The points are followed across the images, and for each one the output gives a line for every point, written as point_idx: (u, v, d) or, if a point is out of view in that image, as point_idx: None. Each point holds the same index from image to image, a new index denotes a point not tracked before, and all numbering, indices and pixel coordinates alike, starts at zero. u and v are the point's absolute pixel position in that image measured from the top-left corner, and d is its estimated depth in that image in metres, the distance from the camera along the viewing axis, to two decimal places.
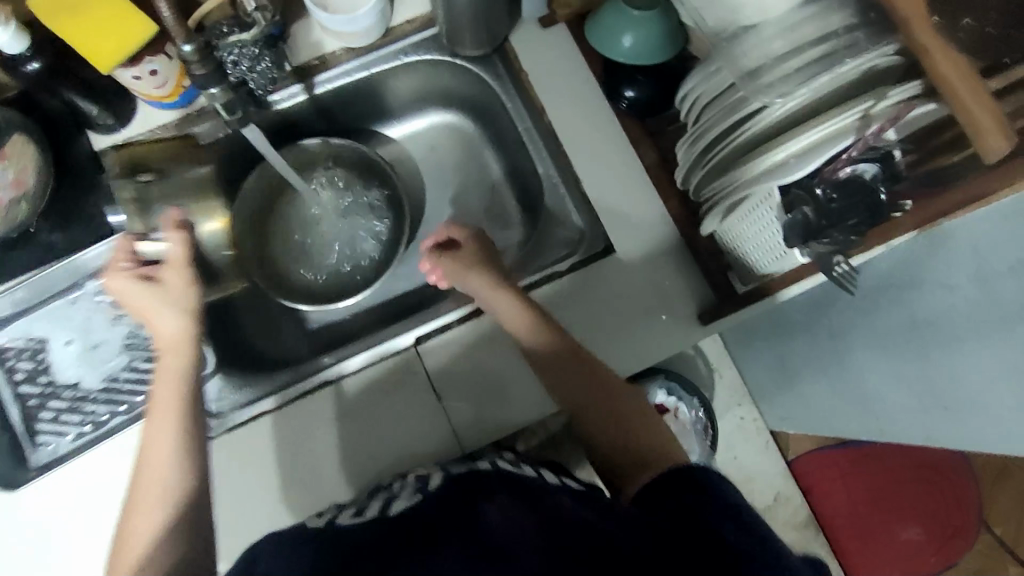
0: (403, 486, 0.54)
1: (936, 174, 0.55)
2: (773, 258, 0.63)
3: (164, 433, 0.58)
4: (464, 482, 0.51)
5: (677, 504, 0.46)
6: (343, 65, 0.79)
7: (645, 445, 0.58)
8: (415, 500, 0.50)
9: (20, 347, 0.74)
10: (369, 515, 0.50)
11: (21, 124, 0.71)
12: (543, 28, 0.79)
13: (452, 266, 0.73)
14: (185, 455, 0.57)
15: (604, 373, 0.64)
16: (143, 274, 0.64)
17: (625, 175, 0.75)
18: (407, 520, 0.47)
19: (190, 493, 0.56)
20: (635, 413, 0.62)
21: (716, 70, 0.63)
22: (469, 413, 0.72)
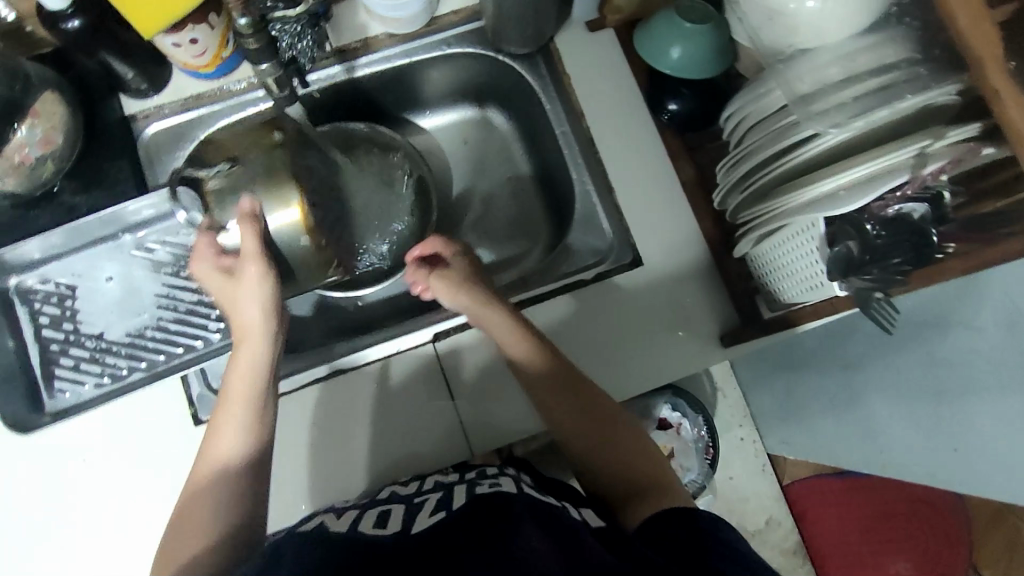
0: (421, 499, 0.55)
1: (976, 220, 0.52)
2: (801, 289, 0.62)
3: (228, 432, 0.58)
4: (489, 501, 0.51)
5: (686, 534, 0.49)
6: (383, 51, 0.78)
7: (645, 478, 0.58)
8: (437, 518, 0.50)
9: (52, 289, 0.72)
10: (391, 525, 0.50)
11: (54, 80, 0.68)
12: (590, 32, 0.78)
13: (436, 283, 0.66)
14: (245, 460, 0.57)
15: (598, 395, 0.63)
16: (224, 266, 0.63)
17: (659, 188, 0.74)
18: (431, 540, 0.47)
19: (242, 496, 0.56)
20: (629, 437, 0.61)
21: (767, 91, 0.61)
22: (477, 416, 0.71)
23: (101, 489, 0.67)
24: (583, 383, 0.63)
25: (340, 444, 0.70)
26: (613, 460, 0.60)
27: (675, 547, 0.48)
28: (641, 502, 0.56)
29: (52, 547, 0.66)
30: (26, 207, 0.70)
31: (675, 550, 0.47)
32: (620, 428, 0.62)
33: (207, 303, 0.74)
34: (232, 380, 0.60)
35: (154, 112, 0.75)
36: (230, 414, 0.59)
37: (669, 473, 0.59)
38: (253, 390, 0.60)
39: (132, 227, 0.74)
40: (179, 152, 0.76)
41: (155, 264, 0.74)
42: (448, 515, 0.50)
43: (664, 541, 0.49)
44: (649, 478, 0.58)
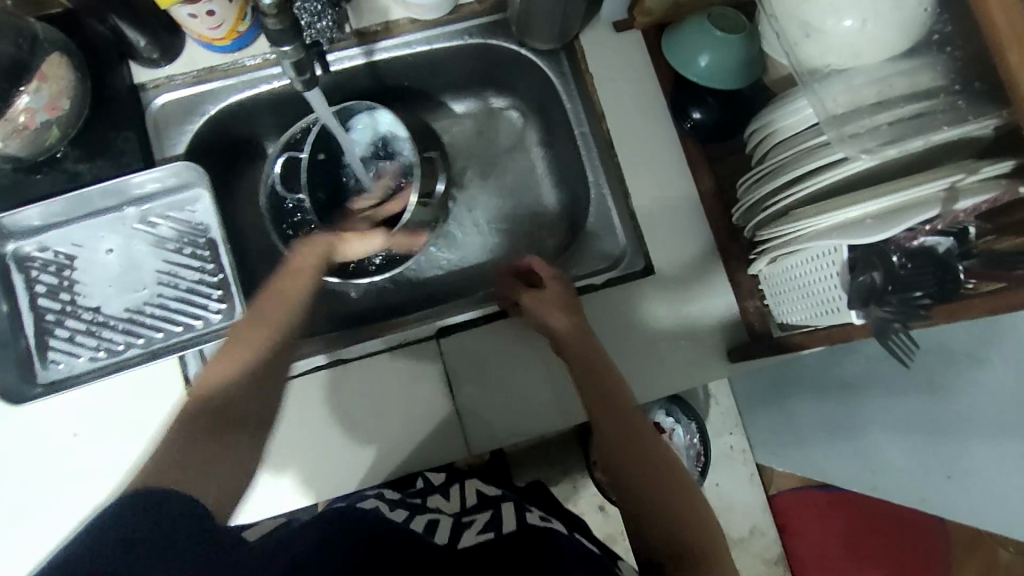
0: (469, 517, 0.59)
1: (994, 260, 0.50)
2: (816, 312, 0.61)
3: None
4: (535, 529, 0.54)
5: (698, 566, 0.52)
6: (404, 36, 0.76)
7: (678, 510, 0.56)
8: (485, 537, 0.53)
9: (50, 257, 0.71)
10: (435, 534, 0.54)
11: (62, 43, 0.66)
12: (616, 32, 0.76)
13: (540, 305, 0.68)
14: None
15: (639, 420, 0.62)
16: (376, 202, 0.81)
17: (675, 197, 0.73)
18: (477, 549, 0.51)
19: None
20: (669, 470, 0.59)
21: (798, 108, 0.60)
22: (484, 412, 0.71)
23: (91, 464, 0.66)
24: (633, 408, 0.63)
25: (339, 432, 0.70)
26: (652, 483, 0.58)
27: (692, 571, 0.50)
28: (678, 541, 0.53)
29: (38, 520, 0.65)
30: (26, 171, 0.67)
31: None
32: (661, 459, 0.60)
33: (209, 283, 0.72)
34: None
35: (165, 82, 0.73)
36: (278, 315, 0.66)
37: (708, 525, 0.56)
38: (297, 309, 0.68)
39: (137, 199, 0.72)
40: (188, 126, 0.74)
41: (158, 240, 0.73)
42: (494, 537, 0.52)
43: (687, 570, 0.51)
44: (689, 518, 0.55)
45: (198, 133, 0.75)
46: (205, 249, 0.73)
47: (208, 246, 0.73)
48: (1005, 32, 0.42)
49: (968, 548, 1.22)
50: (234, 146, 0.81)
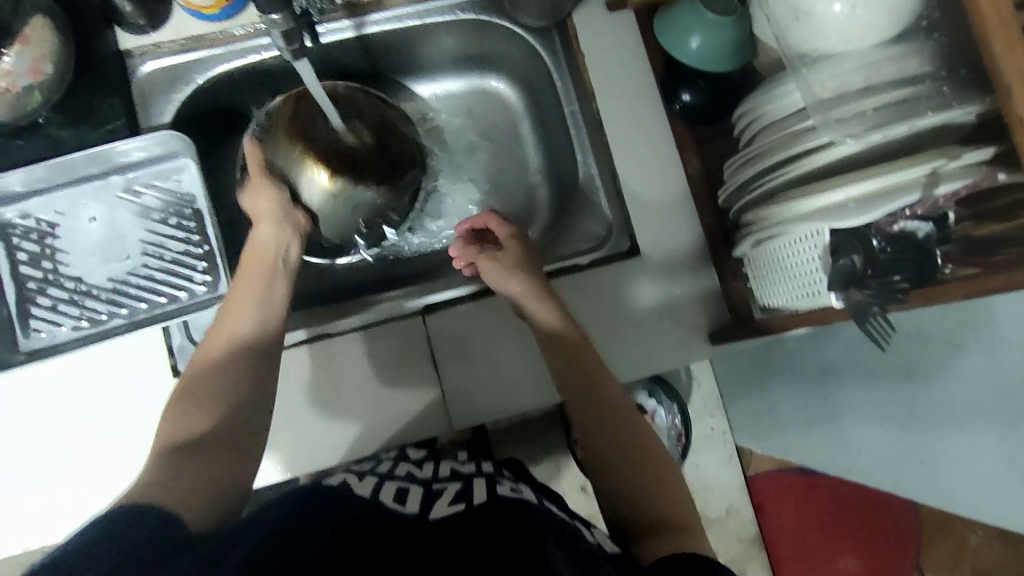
0: (440, 486, 0.57)
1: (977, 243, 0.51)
2: (796, 295, 0.62)
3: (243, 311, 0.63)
4: (507, 504, 0.54)
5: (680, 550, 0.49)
6: (396, 9, 0.75)
7: (647, 505, 0.56)
8: (456, 510, 0.52)
9: (32, 224, 0.70)
10: (405, 506, 0.52)
11: (45, 5, 0.64)
12: (609, 11, 0.76)
13: (492, 268, 0.70)
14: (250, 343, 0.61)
15: (616, 407, 0.61)
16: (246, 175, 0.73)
17: (663, 179, 0.74)
18: (448, 527, 0.49)
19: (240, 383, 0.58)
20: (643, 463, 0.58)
21: (787, 92, 0.61)
22: (478, 391, 0.72)
23: (72, 433, 0.66)
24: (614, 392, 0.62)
25: (330, 407, 0.71)
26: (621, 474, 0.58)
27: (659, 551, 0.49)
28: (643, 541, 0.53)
29: (18, 489, 0.65)
30: (6, 135, 0.66)
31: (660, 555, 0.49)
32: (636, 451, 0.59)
33: (194, 254, 0.71)
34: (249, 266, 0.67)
35: (150, 49, 0.72)
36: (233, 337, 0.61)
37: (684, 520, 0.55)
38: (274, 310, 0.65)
39: (122, 168, 0.72)
40: (174, 95, 0.73)
41: (143, 210, 0.72)
42: (469, 509, 0.52)
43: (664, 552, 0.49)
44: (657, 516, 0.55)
45: (186, 103, 0.74)
46: (191, 220, 0.72)
47: (194, 218, 0.72)
48: (992, 19, 0.43)
49: (940, 531, 1.25)
50: (221, 117, 0.80)
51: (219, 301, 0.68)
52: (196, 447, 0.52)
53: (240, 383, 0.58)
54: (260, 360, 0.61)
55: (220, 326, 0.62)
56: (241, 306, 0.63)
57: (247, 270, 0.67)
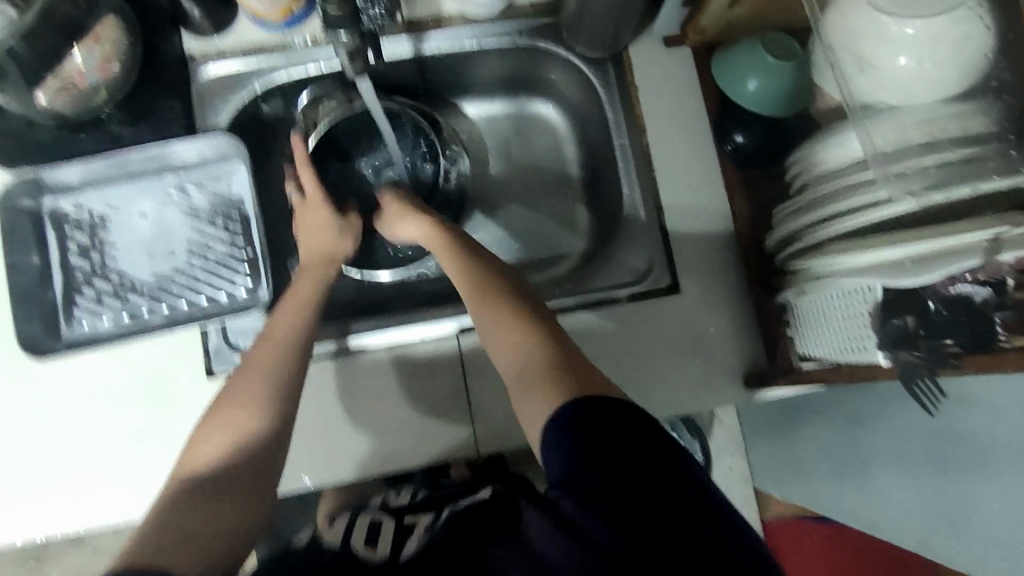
0: (412, 521, 0.51)
1: None
2: (842, 347, 0.61)
3: (277, 344, 0.61)
4: (470, 514, 0.46)
5: (688, 486, 0.41)
6: (454, 31, 0.76)
7: (524, 368, 0.53)
8: (423, 545, 0.45)
9: (84, 216, 0.72)
10: (375, 554, 0.46)
11: (117, 5, 0.66)
12: (666, 47, 0.76)
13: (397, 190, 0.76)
14: (289, 381, 0.59)
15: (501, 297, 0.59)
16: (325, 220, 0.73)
17: (707, 218, 0.73)
18: (417, 569, 0.42)
19: (270, 413, 0.57)
20: (525, 337, 0.55)
21: (847, 142, 0.60)
22: (509, 419, 0.71)
23: (103, 425, 0.67)
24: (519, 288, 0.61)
25: (357, 420, 0.71)
26: (507, 359, 0.55)
27: (622, 451, 0.42)
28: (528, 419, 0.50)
29: (45, 476, 0.66)
30: (70, 130, 0.68)
31: (595, 437, 0.43)
32: (513, 331, 0.56)
33: (238, 258, 0.73)
34: (290, 301, 0.65)
35: (213, 54, 0.73)
36: (259, 387, 0.58)
37: (588, 375, 0.50)
38: (298, 338, 0.62)
39: (175, 168, 0.73)
40: (231, 100, 0.74)
41: (191, 210, 0.73)
42: (432, 541, 0.45)
43: (614, 440, 0.43)
44: (533, 379, 0.51)
45: (242, 108, 0.75)
46: (237, 224, 0.74)
47: (240, 222, 0.74)
48: None
49: None
50: (277, 125, 0.81)
51: (258, 306, 0.69)
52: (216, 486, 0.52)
53: (273, 423, 0.57)
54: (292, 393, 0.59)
55: (239, 375, 0.60)
56: (276, 335, 0.62)
57: (283, 310, 0.64)
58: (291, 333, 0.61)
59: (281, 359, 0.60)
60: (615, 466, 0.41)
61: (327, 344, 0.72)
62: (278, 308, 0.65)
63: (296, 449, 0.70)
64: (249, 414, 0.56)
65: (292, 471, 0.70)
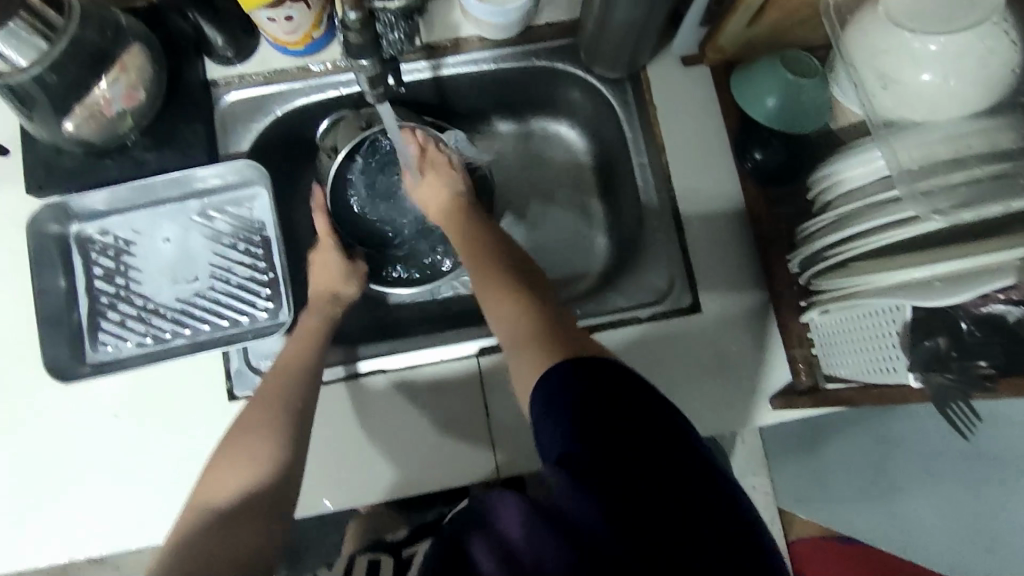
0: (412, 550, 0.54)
1: None
2: (871, 369, 0.59)
3: (292, 372, 0.62)
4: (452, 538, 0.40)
5: (689, 485, 0.39)
6: (472, 53, 0.77)
7: (519, 334, 0.54)
8: None
9: (109, 240, 0.73)
10: None
11: (143, 34, 0.67)
12: (684, 66, 0.76)
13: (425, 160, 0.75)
14: (302, 408, 0.60)
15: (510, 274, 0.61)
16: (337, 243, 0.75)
17: (729, 237, 0.73)
18: None
19: (285, 442, 0.58)
20: (527, 304, 0.57)
21: (868, 158, 0.59)
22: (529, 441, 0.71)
23: (126, 448, 0.67)
24: (526, 268, 0.63)
25: (378, 442, 0.70)
26: (506, 325, 0.57)
27: (620, 445, 0.40)
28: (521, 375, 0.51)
29: (69, 499, 0.66)
30: (97, 156, 0.69)
31: (594, 424, 0.42)
32: (515, 298, 0.58)
33: (259, 280, 0.73)
34: (304, 332, 0.67)
35: (235, 80, 0.74)
36: (271, 416, 0.59)
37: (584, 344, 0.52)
38: (308, 363, 0.63)
39: (198, 192, 0.74)
40: (253, 124, 0.75)
41: (214, 234, 0.74)
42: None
43: (615, 433, 0.41)
44: (531, 339, 0.53)
45: (263, 132, 0.76)
46: (259, 247, 0.74)
47: (262, 245, 0.74)
48: None
49: None
50: (297, 148, 0.82)
51: (279, 329, 0.70)
52: (235, 518, 0.53)
53: (288, 450, 0.57)
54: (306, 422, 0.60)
55: (254, 403, 0.61)
56: (290, 364, 0.63)
57: (296, 339, 0.66)
58: (304, 363, 0.63)
59: (296, 388, 0.61)
60: (614, 463, 0.40)
61: (349, 367, 0.72)
62: (293, 338, 0.66)
63: (316, 472, 0.70)
64: (263, 442, 0.57)
65: (313, 494, 0.70)
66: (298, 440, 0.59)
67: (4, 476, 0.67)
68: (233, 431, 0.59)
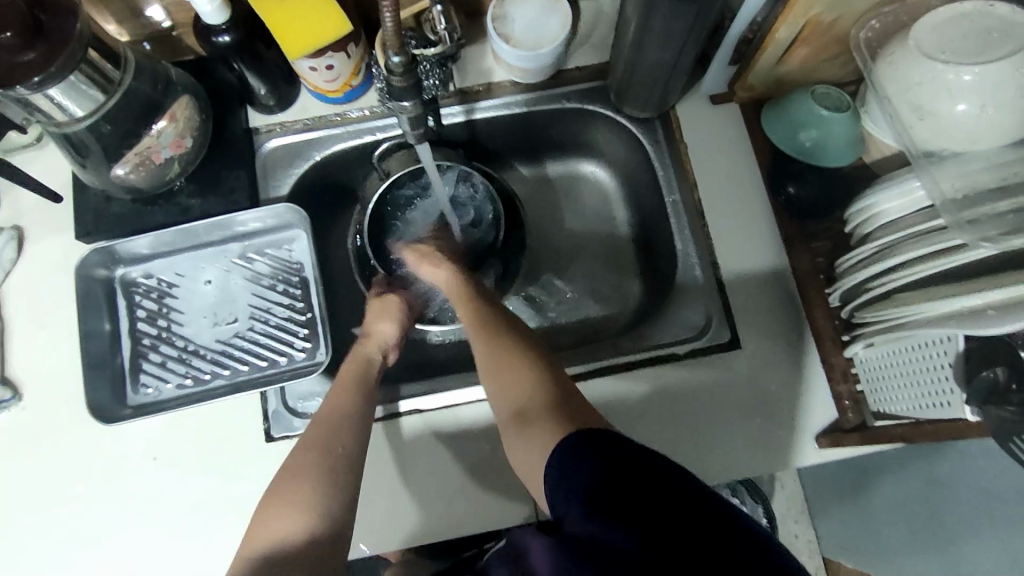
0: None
1: None
2: (921, 403, 0.58)
3: (334, 414, 0.62)
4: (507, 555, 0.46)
5: (701, 513, 0.40)
6: (503, 97, 0.78)
7: (526, 410, 0.55)
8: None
9: (153, 283, 0.75)
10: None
11: (191, 86, 0.70)
12: (713, 104, 0.76)
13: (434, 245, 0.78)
14: (353, 452, 0.60)
15: (519, 344, 0.61)
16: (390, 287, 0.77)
17: (764, 271, 0.72)
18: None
19: (337, 484, 0.58)
20: (536, 381, 0.57)
21: (908, 189, 0.59)
22: None
23: (164, 490, 0.67)
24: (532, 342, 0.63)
25: (415, 483, 0.69)
26: (515, 396, 0.57)
27: (629, 477, 0.42)
28: (522, 451, 0.53)
29: (108, 542, 0.66)
30: (144, 202, 0.71)
31: (607, 467, 0.43)
32: (523, 373, 0.58)
33: (297, 320, 0.74)
34: (342, 379, 0.66)
35: (277, 128, 0.77)
36: (314, 461, 0.59)
37: (592, 418, 0.52)
38: (355, 414, 0.63)
39: (239, 235, 0.76)
40: (292, 169, 0.77)
41: (253, 275, 0.76)
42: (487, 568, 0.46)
43: (626, 467, 0.42)
44: (535, 416, 0.53)
45: (303, 177, 0.78)
46: (297, 288, 0.76)
47: (300, 286, 0.76)
48: None
49: None
50: (333, 192, 0.84)
51: (316, 369, 0.70)
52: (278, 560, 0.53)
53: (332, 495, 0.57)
54: (344, 464, 0.59)
55: (299, 447, 0.61)
56: (331, 411, 0.62)
57: (336, 387, 0.65)
58: (345, 405, 0.63)
59: (343, 432, 0.61)
60: (629, 496, 0.41)
61: (386, 407, 0.71)
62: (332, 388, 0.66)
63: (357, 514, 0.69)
64: (305, 494, 0.57)
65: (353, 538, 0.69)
66: (343, 479, 0.58)
67: (43, 521, 0.67)
68: (279, 475, 0.59)
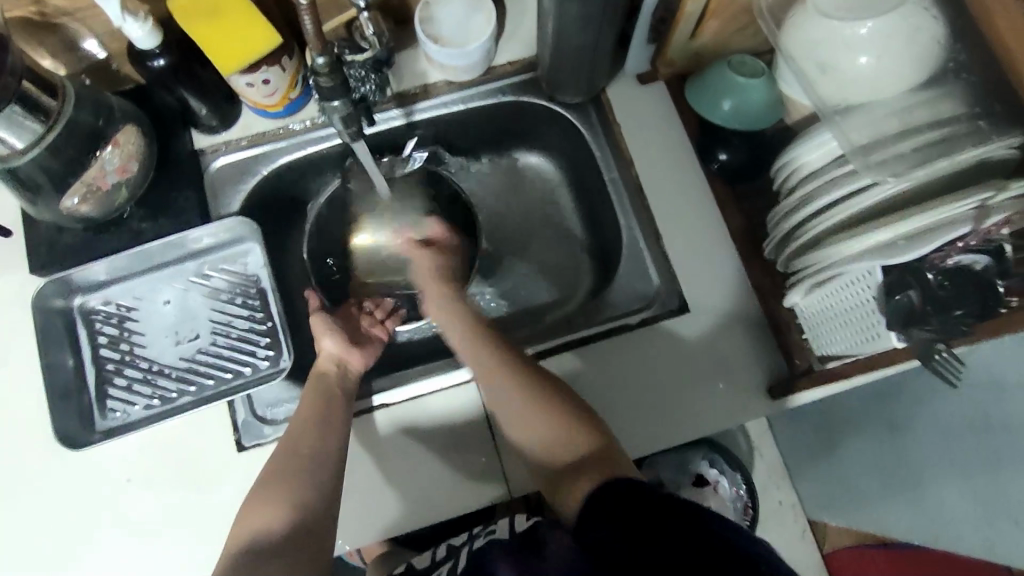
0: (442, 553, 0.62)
1: None
2: (855, 341, 0.61)
3: (309, 425, 0.63)
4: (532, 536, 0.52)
5: (677, 507, 0.45)
6: (441, 97, 0.81)
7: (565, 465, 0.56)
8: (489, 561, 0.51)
9: (112, 309, 0.76)
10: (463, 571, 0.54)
11: (133, 114, 0.71)
12: (640, 84, 0.80)
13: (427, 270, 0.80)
14: (330, 453, 0.61)
15: (539, 382, 0.62)
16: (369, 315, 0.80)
17: (704, 236, 0.75)
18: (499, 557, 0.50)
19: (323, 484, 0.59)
20: (575, 429, 0.58)
21: (823, 141, 0.63)
22: None
23: (140, 510, 0.68)
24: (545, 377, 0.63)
25: (389, 477, 0.71)
26: (551, 447, 0.58)
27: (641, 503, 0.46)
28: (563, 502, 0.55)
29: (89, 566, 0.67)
30: (96, 230, 0.72)
31: (625, 503, 0.47)
32: (556, 422, 0.59)
33: (258, 330, 0.75)
34: (314, 390, 0.67)
35: (222, 147, 0.79)
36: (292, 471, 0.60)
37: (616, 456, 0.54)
38: (332, 424, 0.64)
39: (195, 254, 0.77)
40: (241, 186, 0.79)
41: (212, 291, 0.77)
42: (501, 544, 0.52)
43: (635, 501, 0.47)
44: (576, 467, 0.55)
45: (253, 192, 0.80)
46: (255, 299, 0.77)
47: (258, 297, 0.77)
48: None
49: None
50: (285, 205, 0.86)
51: (279, 374, 0.71)
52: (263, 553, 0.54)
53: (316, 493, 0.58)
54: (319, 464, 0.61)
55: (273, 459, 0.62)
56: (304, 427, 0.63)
57: (304, 401, 0.66)
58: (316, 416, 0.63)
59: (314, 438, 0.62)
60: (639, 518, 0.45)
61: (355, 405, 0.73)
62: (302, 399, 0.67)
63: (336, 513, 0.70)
64: (286, 494, 0.58)
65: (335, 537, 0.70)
66: (322, 477, 0.60)
67: (19, 555, 0.67)
68: (257, 484, 0.60)
